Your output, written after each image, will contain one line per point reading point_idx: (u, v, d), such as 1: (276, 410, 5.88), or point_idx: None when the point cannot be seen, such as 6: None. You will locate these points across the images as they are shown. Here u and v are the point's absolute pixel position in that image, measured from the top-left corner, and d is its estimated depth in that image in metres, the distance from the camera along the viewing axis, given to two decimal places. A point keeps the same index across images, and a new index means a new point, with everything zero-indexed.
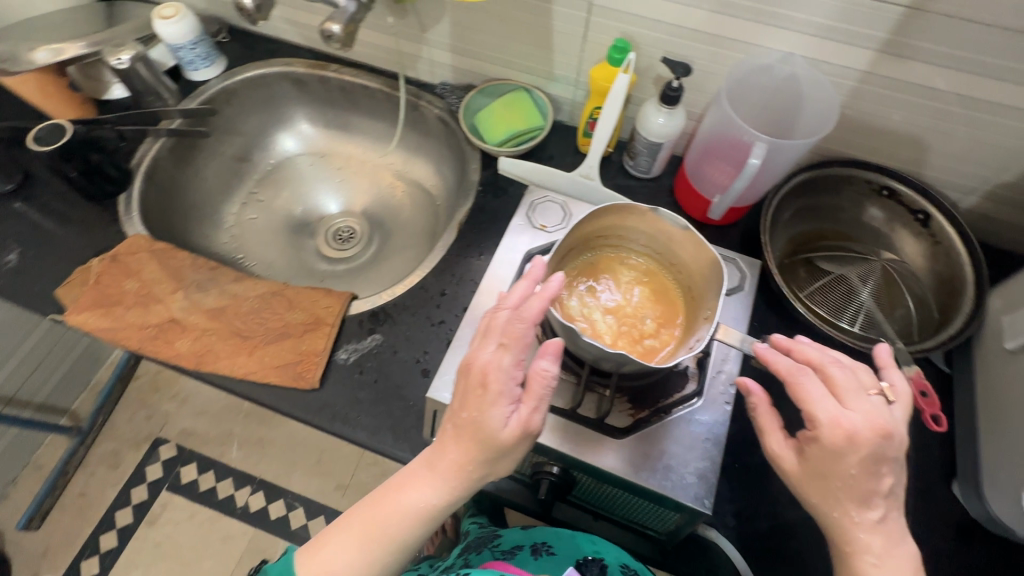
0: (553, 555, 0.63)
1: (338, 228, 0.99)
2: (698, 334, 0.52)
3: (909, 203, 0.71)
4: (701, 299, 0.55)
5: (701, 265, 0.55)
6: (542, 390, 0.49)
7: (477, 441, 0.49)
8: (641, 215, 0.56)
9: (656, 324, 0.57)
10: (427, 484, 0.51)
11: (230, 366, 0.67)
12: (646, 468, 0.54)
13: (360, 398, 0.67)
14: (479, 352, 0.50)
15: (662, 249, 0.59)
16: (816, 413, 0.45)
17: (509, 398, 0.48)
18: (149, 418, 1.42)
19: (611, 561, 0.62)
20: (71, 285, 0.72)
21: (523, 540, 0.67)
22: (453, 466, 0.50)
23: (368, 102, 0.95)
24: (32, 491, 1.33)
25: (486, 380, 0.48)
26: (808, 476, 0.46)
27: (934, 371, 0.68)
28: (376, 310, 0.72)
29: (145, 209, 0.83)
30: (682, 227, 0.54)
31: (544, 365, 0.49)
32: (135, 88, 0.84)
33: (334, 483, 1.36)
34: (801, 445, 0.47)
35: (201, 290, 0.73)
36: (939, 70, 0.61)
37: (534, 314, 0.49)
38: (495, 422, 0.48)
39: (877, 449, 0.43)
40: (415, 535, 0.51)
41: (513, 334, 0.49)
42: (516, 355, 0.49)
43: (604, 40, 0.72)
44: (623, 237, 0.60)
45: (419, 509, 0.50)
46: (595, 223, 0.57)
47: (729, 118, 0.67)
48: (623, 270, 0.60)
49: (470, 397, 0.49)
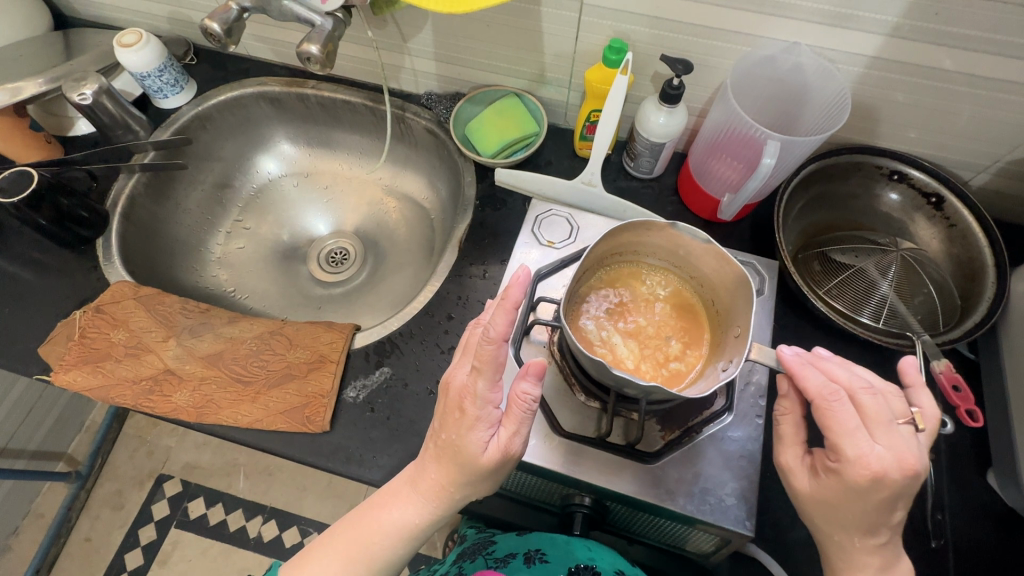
0: (547, 562, 0.58)
1: (330, 251, 0.95)
2: (731, 356, 0.49)
3: (923, 187, 0.69)
4: (729, 315, 0.53)
5: (727, 280, 0.53)
6: (522, 413, 0.48)
7: (457, 462, 0.50)
8: (658, 231, 0.53)
9: (681, 346, 0.55)
10: (409, 502, 0.52)
11: (234, 415, 0.63)
12: (682, 494, 0.52)
13: (373, 438, 0.64)
14: (456, 374, 0.50)
15: (682, 264, 0.56)
16: (843, 447, 0.43)
17: (487, 423, 0.49)
18: (150, 454, 1.38)
19: (605, 568, 0.57)
20: (55, 342, 0.67)
21: (517, 547, 0.63)
22: (435, 485, 0.51)
23: (351, 117, 0.90)
24: (36, 540, 1.29)
25: (462, 404, 0.49)
26: (817, 501, 0.47)
27: (959, 358, 0.67)
28: (382, 341, 0.69)
29: (125, 252, 0.78)
30: (703, 241, 0.51)
31: (525, 388, 0.48)
32: (102, 122, 0.79)
33: (347, 504, 1.33)
34: (818, 470, 0.47)
35: (194, 335, 0.69)
36: (952, 51, 0.58)
37: (502, 333, 0.45)
38: (474, 447, 0.48)
39: (901, 487, 0.42)
40: (397, 553, 0.52)
41: (484, 358, 0.46)
42: (490, 378, 0.47)
43: (598, 39, 0.69)
44: (640, 253, 0.57)
45: (401, 528, 0.52)
46: (612, 242, 0.54)
47: (736, 115, 0.63)
48: (642, 288, 0.58)
49: (449, 420, 0.50)
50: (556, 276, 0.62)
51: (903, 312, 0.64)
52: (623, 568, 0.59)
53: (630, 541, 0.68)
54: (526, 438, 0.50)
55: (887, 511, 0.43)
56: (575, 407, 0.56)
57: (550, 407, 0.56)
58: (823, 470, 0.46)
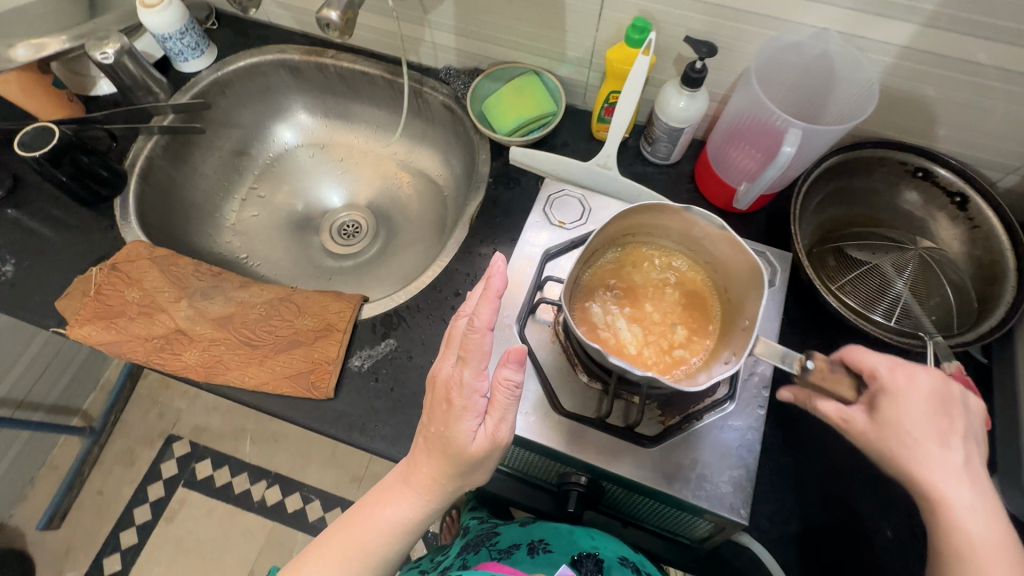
0: (551, 552, 0.58)
1: (343, 223, 0.96)
2: (736, 349, 0.50)
3: (947, 185, 0.67)
4: (740, 305, 0.53)
5: (741, 269, 0.52)
6: (507, 400, 0.48)
7: (447, 454, 0.50)
8: (673, 213, 0.53)
9: (686, 334, 0.55)
10: (403, 498, 0.53)
11: (242, 377, 0.64)
12: (678, 479, 0.52)
13: (377, 407, 0.65)
14: (443, 366, 0.50)
15: (698, 248, 0.56)
16: (876, 367, 0.45)
17: (474, 413, 0.48)
18: (161, 415, 1.41)
19: (609, 556, 0.58)
20: (71, 297, 0.68)
21: (520, 538, 0.62)
22: (426, 479, 0.52)
23: (369, 89, 0.90)
24: (51, 491, 1.33)
25: (449, 394, 0.49)
26: (881, 440, 0.43)
27: (972, 363, 0.66)
28: (389, 313, 0.70)
29: (142, 213, 0.79)
30: (719, 226, 0.51)
31: (507, 373, 0.47)
32: (124, 84, 0.80)
33: (349, 476, 1.36)
34: (866, 406, 0.45)
35: (205, 298, 0.70)
36: (985, 44, 0.56)
37: (487, 321, 0.46)
38: (463, 436, 0.48)
39: (943, 389, 0.44)
40: (392, 549, 0.53)
41: (470, 346, 0.46)
42: (475, 367, 0.47)
43: (621, 18, 0.67)
44: (654, 235, 0.57)
45: (396, 524, 0.52)
46: (624, 221, 0.55)
47: (757, 101, 0.62)
48: (653, 270, 0.58)
49: (437, 412, 0.50)
50: (565, 257, 0.62)
51: (916, 312, 0.63)
52: (627, 555, 0.59)
53: (625, 522, 0.68)
54: (514, 425, 0.50)
55: (945, 419, 0.43)
56: (577, 387, 0.56)
57: (552, 385, 0.56)
58: (868, 403, 0.45)
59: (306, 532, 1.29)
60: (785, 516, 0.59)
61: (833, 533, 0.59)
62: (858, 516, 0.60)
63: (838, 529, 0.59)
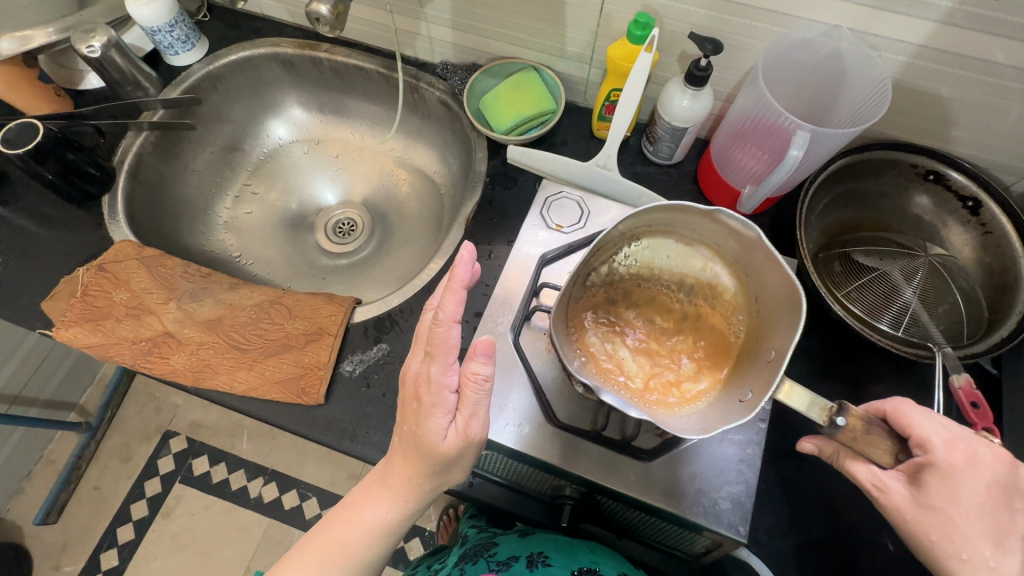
0: (549, 565, 0.57)
1: (337, 221, 0.94)
2: (756, 386, 0.46)
3: (959, 189, 0.65)
4: (768, 326, 0.50)
5: (776, 288, 0.49)
6: (475, 395, 0.46)
7: (420, 453, 0.49)
8: (701, 215, 0.50)
9: (694, 366, 0.53)
10: (381, 501, 0.51)
11: (230, 381, 0.63)
12: (676, 495, 0.50)
13: (368, 414, 0.63)
14: (411, 363, 0.49)
15: (727, 245, 0.53)
16: (931, 442, 0.42)
17: (444, 410, 0.47)
18: (158, 411, 1.40)
19: (610, 572, 0.57)
20: (57, 299, 0.67)
21: (519, 550, 0.61)
22: (403, 480, 0.51)
23: (364, 84, 0.88)
24: (48, 486, 1.33)
25: (418, 393, 0.47)
26: (923, 524, 0.43)
27: (981, 373, 0.64)
28: (382, 316, 0.68)
29: (131, 211, 0.77)
30: (751, 234, 0.48)
31: (475, 368, 0.45)
32: (110, 77, 0.77)
33: (346, 473, 1.35)
34: (909, 479, 0.44)
35: (194, 300, 0.69)
36: (1004, 43, 0.53)
37: (451, 314, 0.44)
38: (433, 435, 0.47)
39: (997, 472, 0.43)
40: (374, 550, 0.52)
41: (435, 342, 0.45)
42: (442, 362, 0.45)
43: (623, 13, 0.65)
44: (675, 228, 0.54)
45: (375, 525, 0.51)
46: (638, 220, 0.52)
47: (764, 101, 0.60)
48: (662, 293, 0.56)
49: (408, 411, 0.49)
50: (562, 262, 0.60)
51: (925, 321, 0.61)
52: (626, 571, 0.59)
53: (620, 535, 0.67)
54: (487, 421, 0.49)
55: (999, 513, 0.43)
56: (573, 399, 0.54)
57: (546, 394, 0.54)
58: (912, 476, 0.44)
59: (303, 530, 1.29)
60: (785, 530, 0.58)
61: (834, 547, 0.57)
62: (861, 531, 0.58)
63: (840, 544, 0.58)
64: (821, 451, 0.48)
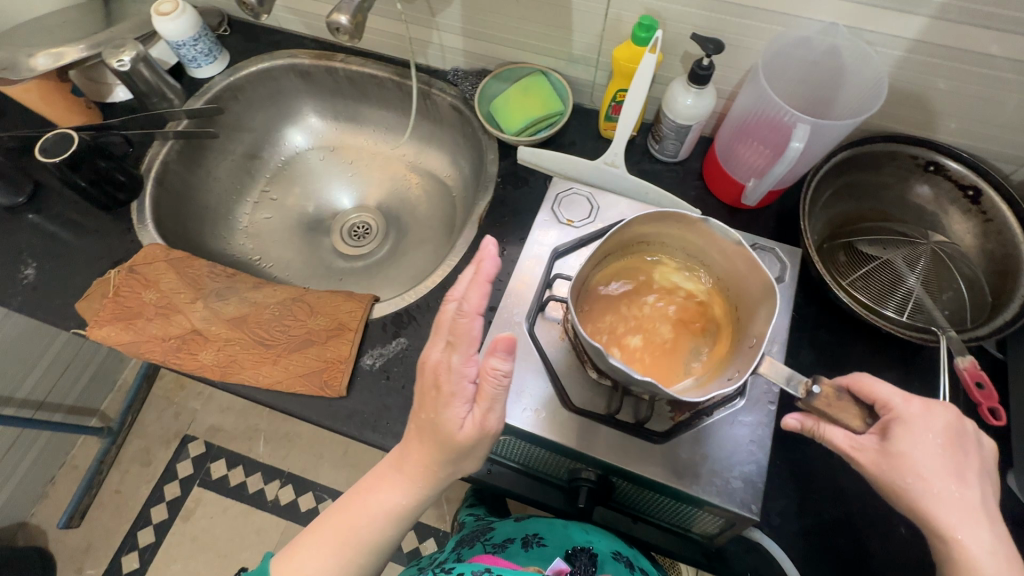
0: (543, 546, 0.63)
1: (353, 224, 0.97)
2: (740, 366, 0.50)
3: (959, 179, 0.66)
4: (748, 323, 0.53)
5: (750, 287, 0.53)
6: (494, 390, 0.47)
7: (438, 440, 0.51)
8: (691, 225, 0.54)
9: (686, 354, 0.55)
10: (396, 485, 0.54)
11: (256, 376, 0.66)
12: (689, 475, 0.52)
13: (389, 405, 0.66)
14: (432, 351, 0.49)
15: (715, 266, 0.57)
16: (887, 398, 0.46)
17: (463, 399, 0.49)
18: (177, 416, 1.43)
19: (603, 550, 0.61)
20: (91, 299, 0.70)
21: (515, 533, 0.68)
22: (419, 466, 0.53)
23: (378, 92, 0.91)
24: (71, 490, 1.36)
25: (438, 381, 0.49)
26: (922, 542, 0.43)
27: (986, 358, 0.65)
28: (400, 312, 0.71)
29: (158, 216, 0.81)
30: (735, 241, 0.52)
31: (495, 363, 0.46)
32: (139, 89, 0.81)
33: (361, 475, 1.37)
34: (878, 435, 0.46)
35: (220, 299, 0.72)
36: (995, 35, 0.56)
37: (475, 307, 0.45)
38: (451, 423, 0.49)
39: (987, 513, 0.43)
40: (386, 534, 0.54)
41: (459, 332, 0.46)
42: (464, 353, 0.47)
43: (628, 17, 0.68)
44: (669, 249, 0.59)
45: (390, 509, 0.53)
46: (648, 227, 0.56)
47: (765, 97, 0.62)
48: (647, 271, 0.59)
49: (427, 399, 0.51)
50: (574, 255, 0.62)
51: (929, 306, 0.63)
52: (619, 549, 0.63)
53: (635, 518, 0.68)
54: (503, 415, 0.50)
55: (959, 452, 0.45)
56: (586, 385, 0.56)
57: (561, 380, 0.56)
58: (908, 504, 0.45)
59: None
60: (796, 513, 0.59)
61: (844, 529, 0.59)
62: (873, 514, 0.59)
63: (850, 526, 0.59)
64: (803, 425, 0.48)
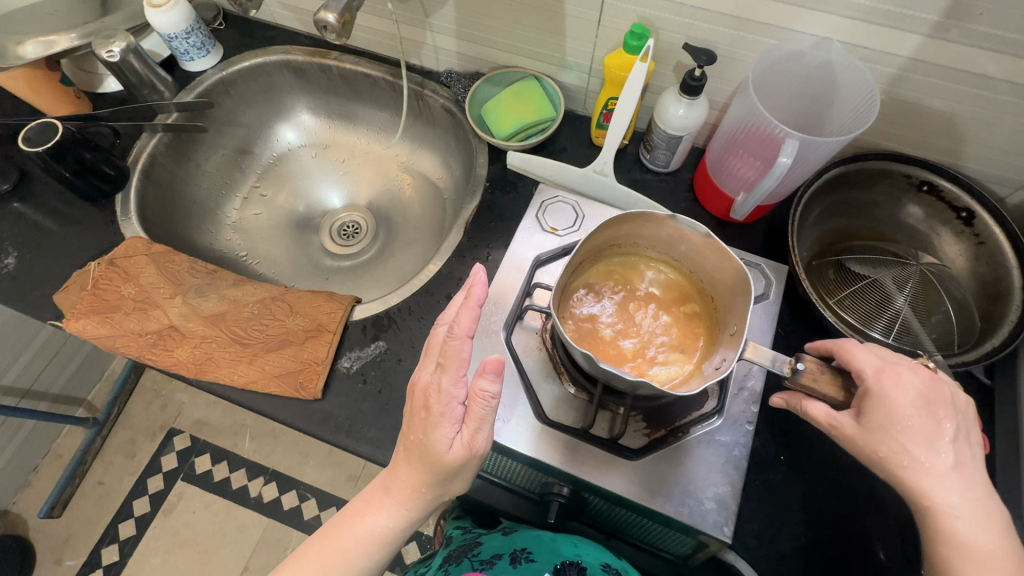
0: (533, 561, 0.58)
1: (342, 224, 0.96)
2: (726, 353, 0.50)
3: (952, 200, 0.65)
4: (727, 312, 0.53)
5: (724, 278, 0.53)
6: (482, 411, 0.47)
7: (427, 461, 0.50)
8: (657, 222, 0.53)
9: (668, 351, 0.55)
10: (383, 508, 0.52)
11: (230, 375, 0.65)
12: (663, 494, 0.51)
13: (364, 410, 0.65)
14: (422, 374, 0.50)
15: (682, 259, 0.57)
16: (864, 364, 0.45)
17: (452, 420, 0.48)
18: (164, 408, 1.43)
19: (591, 563, 0.58)
20: (69, 291, 0.69)
21: (504, 548, 0.62)
22: (407, 487, 0.52)
23: (372, 91, 0.90)
24: (54, 479, 1.35)
25: (427, 403, 0.49)
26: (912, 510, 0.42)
27: (974, 384, 0.64)
28: (381, 315, 0.70)
29: (143, 209, 0.80)
30: (703, 234, 0.51)
31: (484, 385, 0.46)
32: (129, 81, 0.81)
33: (345, 475, 1.36)
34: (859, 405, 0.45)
35: (200, 295, 0.71)
36: (991, 56, 0.54)
37: (466, 329, 0.46)
38: (439, 444, 0.48)
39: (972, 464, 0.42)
40: (372, 559, 0.52)
41: (448, 354, 0.46)
42: (453, 374, 0.47)
43: (620, 25, 0.67)
44: (639, 246, 0.58)
45: (377, 533, 0.52)
46: (616, 230, 0.55)
47: (755, 109, 0.61)
48: (620, 270, 0.59)
49: (416, 420, 0.50)
50: (556, 264, 0.61)
51: (917, 329, 0.61)
52: (609, 561, 0.59)
53: (609, 535, 0.68)
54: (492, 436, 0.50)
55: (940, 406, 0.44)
56: (562, 396, 0.55)
57: (536, 391, 0.55)
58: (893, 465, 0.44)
59: (301, 530, 1.30)
60: (773, 536, 0.58)
61: (822, 554, 0.57)
62: (852, 540, 0.58)
63: (827, 551, 0.58)
64: (789, 403, 0.50)
